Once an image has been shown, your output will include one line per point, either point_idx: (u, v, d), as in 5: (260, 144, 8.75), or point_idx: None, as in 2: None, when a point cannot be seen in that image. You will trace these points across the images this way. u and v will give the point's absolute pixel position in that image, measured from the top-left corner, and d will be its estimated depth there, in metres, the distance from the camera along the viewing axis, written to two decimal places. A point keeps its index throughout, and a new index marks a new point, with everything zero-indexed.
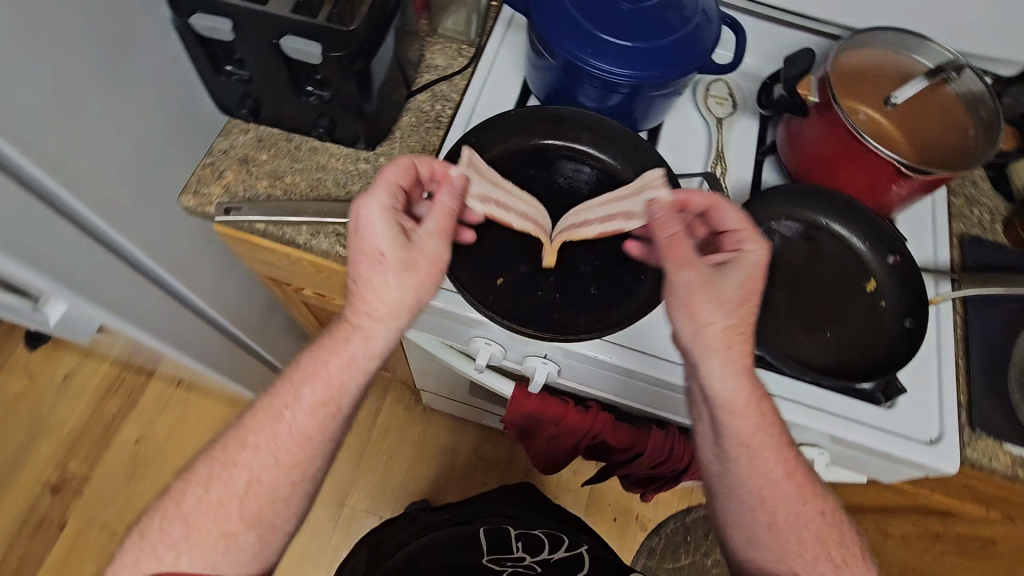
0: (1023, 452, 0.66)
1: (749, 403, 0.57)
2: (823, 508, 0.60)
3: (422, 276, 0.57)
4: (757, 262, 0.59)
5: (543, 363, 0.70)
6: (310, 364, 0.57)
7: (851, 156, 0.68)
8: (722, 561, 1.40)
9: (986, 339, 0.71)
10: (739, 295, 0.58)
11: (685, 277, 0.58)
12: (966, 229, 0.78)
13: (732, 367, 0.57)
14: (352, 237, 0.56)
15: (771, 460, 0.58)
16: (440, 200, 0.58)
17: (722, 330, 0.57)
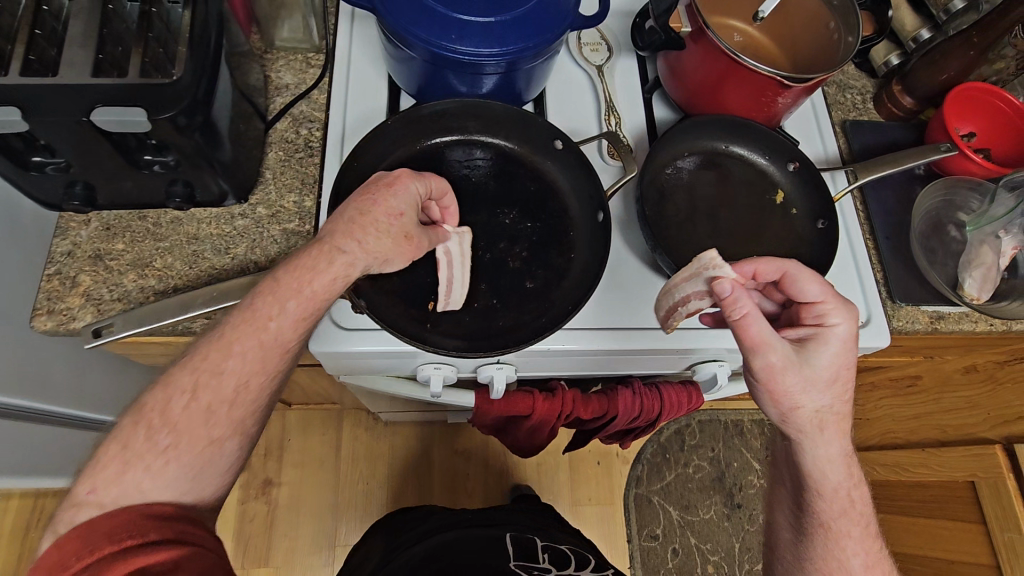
0: (938, 308, 0.72)
1: (837, 485, 0.60)
2: None
3: (402, 254, 0.54)
4: (845, 336, 0.56)
5: (498, 368, 0.66)
6: (297, 280, 0.51)
7: (735, 78, 0.67)
8: (702, 465, 1.49)
9: (885, 216, 0.75)
10: (831, 373, 0.56)
11: (768, 360, 0.54)
12: (845, 115, 0.82)
13: (827, 448, 0.59)
14: (380, 186, 0.54)
15: (846, 547, 0.61)
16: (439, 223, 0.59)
17: (813, 412, 0.57)
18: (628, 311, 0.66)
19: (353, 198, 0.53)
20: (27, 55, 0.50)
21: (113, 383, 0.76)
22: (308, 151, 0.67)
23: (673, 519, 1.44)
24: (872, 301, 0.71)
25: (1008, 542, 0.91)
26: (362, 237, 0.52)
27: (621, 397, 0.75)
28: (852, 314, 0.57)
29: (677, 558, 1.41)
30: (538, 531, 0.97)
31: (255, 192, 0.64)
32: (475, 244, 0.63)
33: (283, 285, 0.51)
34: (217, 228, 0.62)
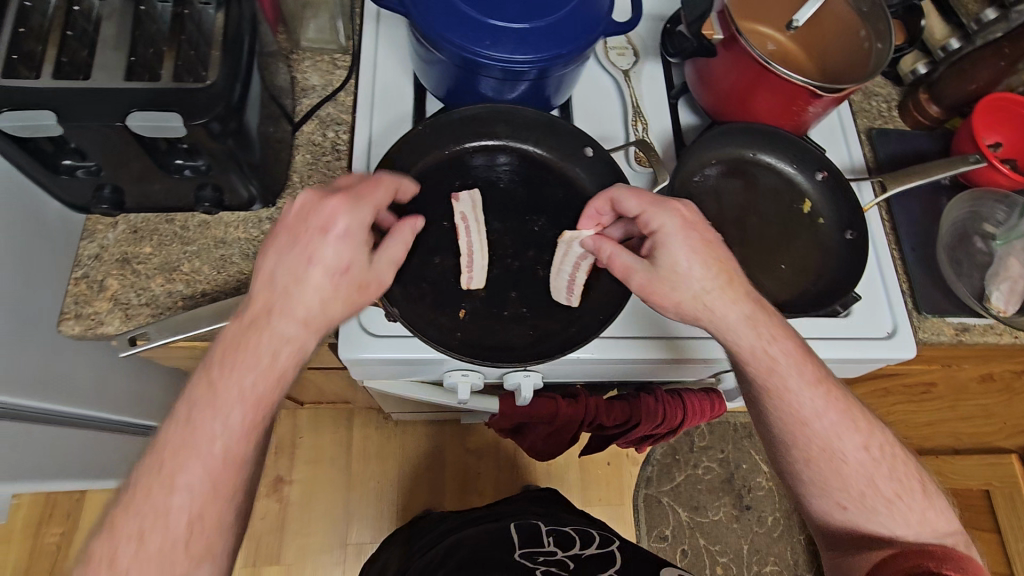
0: (965, 320, 0.71)
1: (756, 348, 0.57)
2: (868, 443, 0.59)
3: (365, 300, 0.53)
4: (677, 227, 0.56)
5: (525, 375, 0.66)
6: (246, 361, 0.50)
7: (766, 86, 0.67)
8: (711, 466, 1.50)
9: (911, 226, 0.75)
10: (692, 261, 0.56)
11: (636, 283, 0.57)
12: (871, 123, 0.82)
13: (733, 315, 0.57)
14: (310, 222, 0.51)
15: (802, 400, 0.58)
16: (402, 240, 0.55)
17: (700, 299, 0.56)
18: (660, 320, 0.65)
19: (292, 248, 0.50)
20: (59, 57, 0.49)
21: (135, 385, 0.76)
22: (336, 154, 0.67)
23: (682, 520, 1.45)
24: (898, 312, 0.71)
25: None
26: (309, 299, 0.50)
27: (647, 405, 0.75)
28: (675, 205, 0.57)
29: (686, 559, 1.42)
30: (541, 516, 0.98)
31: (283, 196, 0.64)
32: (504, 251, 0.62)
33: (234, 371, 0.49)
34: (245, 232, 0.61)
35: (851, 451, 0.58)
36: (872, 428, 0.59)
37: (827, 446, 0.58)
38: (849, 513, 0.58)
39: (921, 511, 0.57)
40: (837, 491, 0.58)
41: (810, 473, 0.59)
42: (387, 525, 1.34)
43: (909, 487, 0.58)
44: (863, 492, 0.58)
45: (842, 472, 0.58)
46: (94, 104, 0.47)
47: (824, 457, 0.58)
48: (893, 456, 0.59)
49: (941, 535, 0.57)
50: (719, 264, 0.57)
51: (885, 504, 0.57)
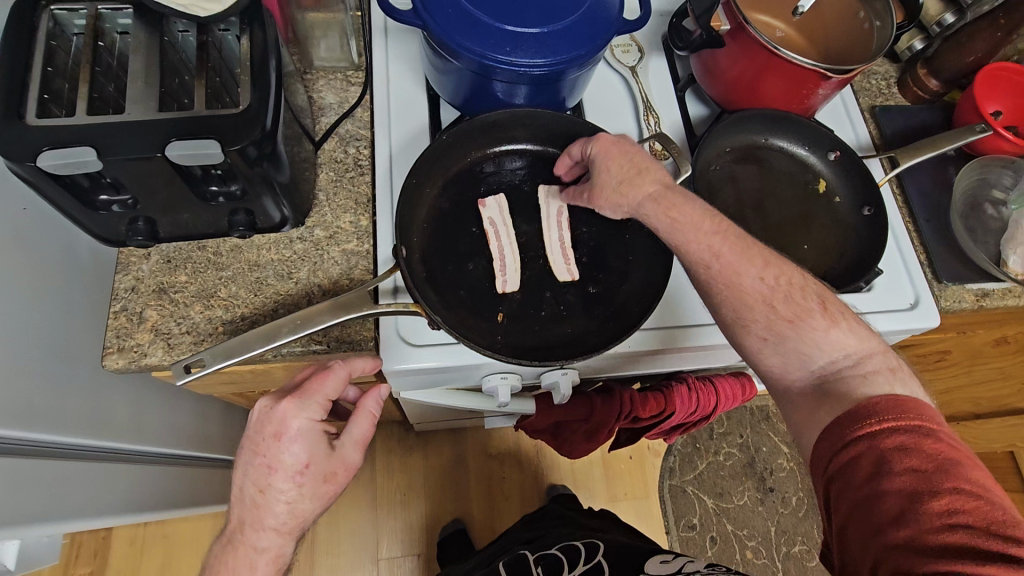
0: (983, 286, 0.73)
1: (662, 213, 0.58)
2: (762, 272, 0.55)
3: (335, 487, 0.56)
4: (604, 146, 0.60)
5: (563, 373, 0.66)
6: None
7: (775, 72, 0.68)
8: (732, 452, 1.51)
9: (922, 197, 0.77)
10: (607, 157, 0.60)
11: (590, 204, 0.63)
12: (873, 101, 0.84)
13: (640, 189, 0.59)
14: (258, 436, 0.53)
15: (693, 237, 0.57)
16: (363, 417, 0.57)
17: (619, 181, 0.59)
18: (692, 308, 0.66)
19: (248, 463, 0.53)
20: (90, 92, 0.49)
21: (170, 416, 0.75)
22: (359, 170, 0.67)
23: (708, 508, 1.46)
24: (919, 283, 0.72)
25: None
26: (275, 512, 0.54)
27: (680, 393, 0.76)
28: (603, 137, 0.61)
29: (715, 547, 1.43)
30: (528, 544, 1.03)
31: (311, 214, 0.64)
32: (534, 252, 0.63)
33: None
34: (278, 253, 0.61)
35: (749, 282, 0.55)
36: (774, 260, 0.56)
37: (728, 279, 0.56)
38: (766, 348, 0.55)
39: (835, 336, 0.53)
40: (750, 324, 0.55)
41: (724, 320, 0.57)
42: (416, 538, 1.34)
43: (811, 309, 0.54)
44: (774, 320, 0.54)
45: (749, 306, 0.55)
46: (131, 138, 0.47)
47: (730, 290, 0.56)
48: (791, 285, 0.55)
49: (855, 356, 0.52)
50: (647, 167, 0.60)
51: (801, 342, 0.53)
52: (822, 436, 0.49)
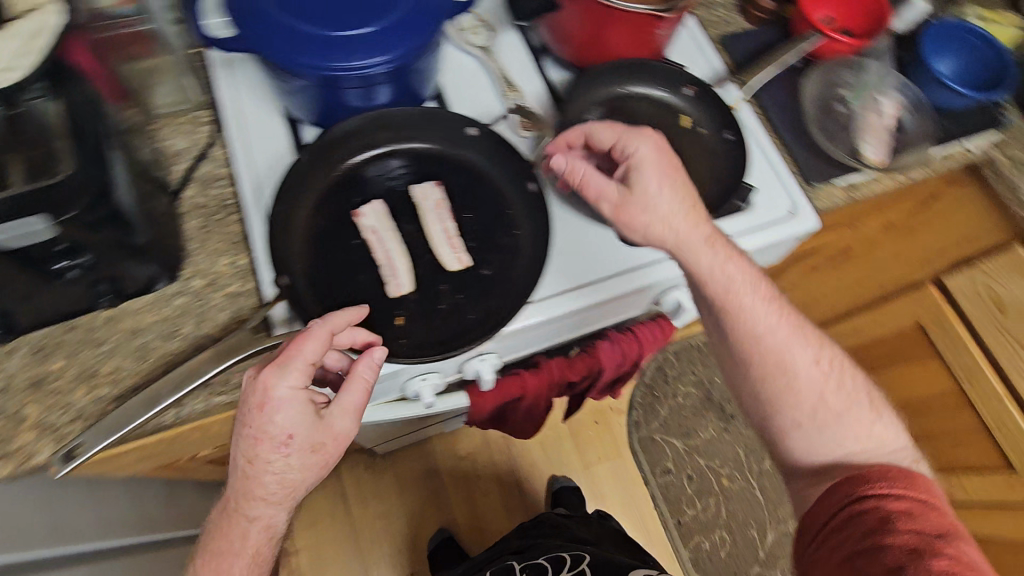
0: (848, 179, 0.78)
1: (716, 263, 0.63)
2: (818, 357, 0.66)
3: (324, 459, 0.54)
4: (654, 156, 0.62)
5: (481, 359, 0.66)
6: (217, 563, 0.55)
7: (615, 22, 0.71)
8: (689, 390, 1.58)
9: (781, 109, 0.81)
10: (659, 177, 0.61)
11: (608, 212, 0.63)
12: (720, 31, 0.87)
13: (686, 222, 0.62)
14: (248, 410, 0.51)
15: (749, 317, 0.64)
16: (355, 388, 0.54)
17: (666, 208, 0.62)
18: (587, 267, 0.68)
19: (238, 435, 0.52)
20: None
21: (97, 512, 0.71)
22: (227, 209, 0.65)
23: (679, 449, 1.51)
24: (793, 191, 0.77)
25: (963, 362, 1.00)
26: (264, 485, 0.53)
27: (607, 349, 0.78)
28: (649, 135, 0.62)
29: (693, 483, 1.48)
30: (518, 554, 1.09)
31: (185, 266, 0.61)
32: (423, 249, 0.63)
33: None
34: (157, 314, 0.59)
35: (804, 371, 0.65)
36: (821, 343, 0.67)
37: (767, 351, 0.64)
38: (785, 402, 0.65)
39: (843, 403, 0.65)
40: (793, 409, 0.65)
41: (756, 371, 0.66)
42: (406, 558, 1.33)
43: (842, 397, 0.65)
44: (810, 417, 0.65)
45: (788, 369, 0.65)
46: None
47: (772, 355, 0.64)
48: (838, 369, 0.66)
49: (890, 448, 0.64)
50: (691, 197, 0.63)
51: (814, 392, 0.65)
52: (828, 496, 0.60)
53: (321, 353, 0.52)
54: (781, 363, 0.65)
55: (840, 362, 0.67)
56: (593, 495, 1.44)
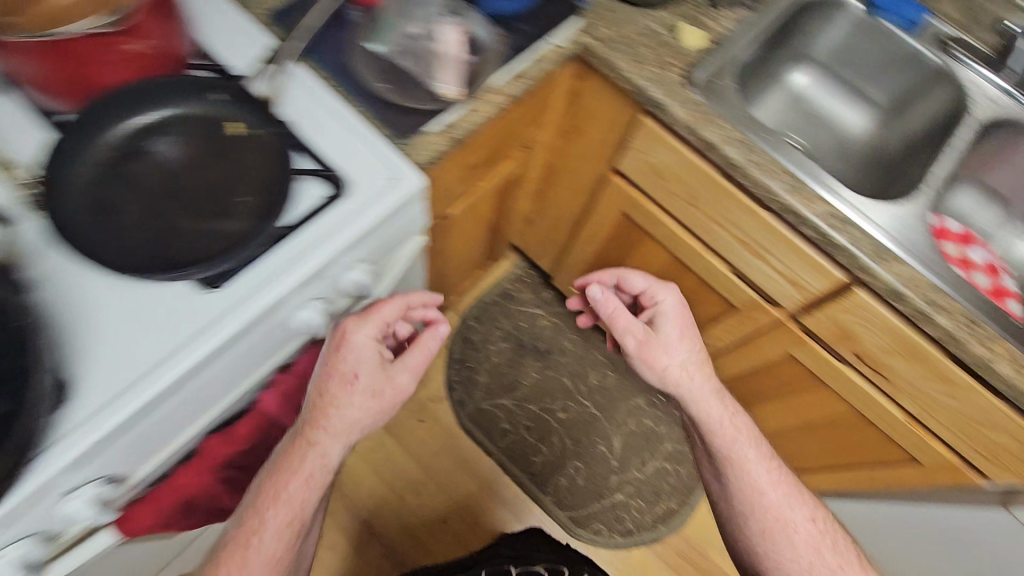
0: (440, 123, 0.74)
1: (724, 418, 0.89)
2: (812, 516, 0.87)
3: (381, 402, 0.72)
4: (674, 306, 0.96)
5: (73, 497, 0.56)
6: (277, 488, 0.71)
7: (76, 53, 0.62)
8: (502, 346, 1.58)
9: (347, 76, 0.75)
10: (677, 333, 0.93)
11: (636, 346, 0.92)
12: (266, 8, 0.78)
13: (726, 412, 0.90)
14: (331, 353, 0.70)
15: (768, 480, 0.87)
16: (415, 352, 0.75)
17: (677, 367, 0.90)
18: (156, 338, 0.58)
19: (329, 348, 0.70)
20: None
21: None
22: None
23: (510, 407, 1.52)
24: (380, 155, 0.71)
25: (663, 234, 1.05)
26: (345, 414, 0.70)
27: (243, 423, 0.69)
28: (672, 291, 0.97)
29: (534, 432, 1.50)
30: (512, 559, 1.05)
31: None
32: None
33: None
34: None
35: (801, 527, 0.85)
36: (814, 505, 0.88)
37: (777, 515, 0.85)
38: (782, 550, 0.84)
39: (833, 557, 0.84)
40: (789, 549, 0.84)
41: (762, 526, 0.86)
42: None
43: (846, 558, 0.85)
44: (806, 567, 0.83)
45: (789, 531, 0.85)
46: None
47: (775, 523, 0.85)
48: (831, 532, 0.86)
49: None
50: (700, 346, 0.92)
51: (813, 549, 0.84)
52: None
53: (397, 311, 0.75)
54: (783, 523, 0.85)
55: (834, 529, 0.87)
56: (444, 491, 1.42)
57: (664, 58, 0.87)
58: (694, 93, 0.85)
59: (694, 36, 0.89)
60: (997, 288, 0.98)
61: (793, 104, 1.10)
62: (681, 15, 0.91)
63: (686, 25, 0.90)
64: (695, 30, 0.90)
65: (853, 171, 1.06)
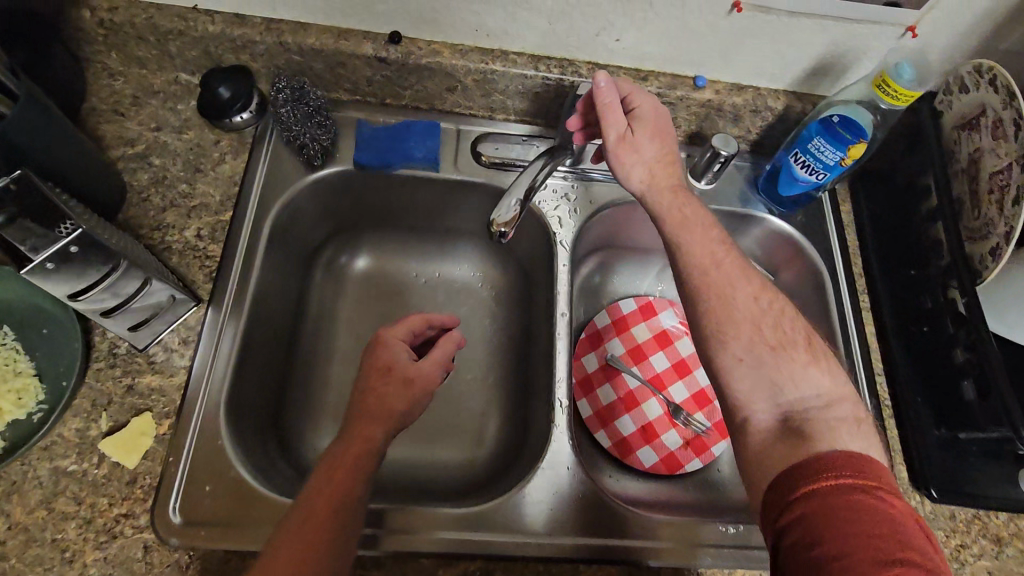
0: None
1: (674, 212, 0.61)
2: (755, 291, 0.57)
3: (413, 394, 0.54)
4: (658, 113, 0.63)
5: None
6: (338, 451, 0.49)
7: None
8: None
9: None
10: (657, 136, 0.63)
11: (613, 139, 0.61)
12: None
13: (682, 199, 0.61)
14: (372, 351, 0.58)
15: (728, 264, 0.58)
16: (440, 346, 0.60)
17: (654, 179, 0.62)
18: None
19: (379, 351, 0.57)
20: None
21: None
22: None
23: None
24: None
25: None
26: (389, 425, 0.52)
27: None
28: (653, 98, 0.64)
29: None
30: None
31: None
32: None
33: None
34: None
35: (741, 296, 0.57)
36: (766, 287, 0.58)
37: (720, 292, 0.57)
38: (735, 353, 0.55)
39: (766, 326, 0.55)
40: (731, 339, 0.55)
41: (705, 303, 0.57)
42: None
43: (796, 342, 0.55)
44: (757, 351, 0.54)
45: (730, 306, 0.56)
46: None
47: (720, 304, 0.56)
48: (782, 313, 0.56)
49: (825, 388, 0.53)
50: (670, 153, 0.63)
51: (752, 318, 0.55)
52: (777, 477, 0.48)
53: (420, 323, 0.63)
54: (722, 293, 0.57)
55: (782, 306, 0.57)
56: None
57: (106, 515, 0.53)
58: (177, 549, 0.52)
59: (131, 442, 0.55)
60: (678, 364, 0.83)
61: (378, 291, 0.79)
62: (94, 408, 0.56)
63: (114, 420, 0.56)
64: (130, 424, 0.55)
65: (493, 326, 0.80)
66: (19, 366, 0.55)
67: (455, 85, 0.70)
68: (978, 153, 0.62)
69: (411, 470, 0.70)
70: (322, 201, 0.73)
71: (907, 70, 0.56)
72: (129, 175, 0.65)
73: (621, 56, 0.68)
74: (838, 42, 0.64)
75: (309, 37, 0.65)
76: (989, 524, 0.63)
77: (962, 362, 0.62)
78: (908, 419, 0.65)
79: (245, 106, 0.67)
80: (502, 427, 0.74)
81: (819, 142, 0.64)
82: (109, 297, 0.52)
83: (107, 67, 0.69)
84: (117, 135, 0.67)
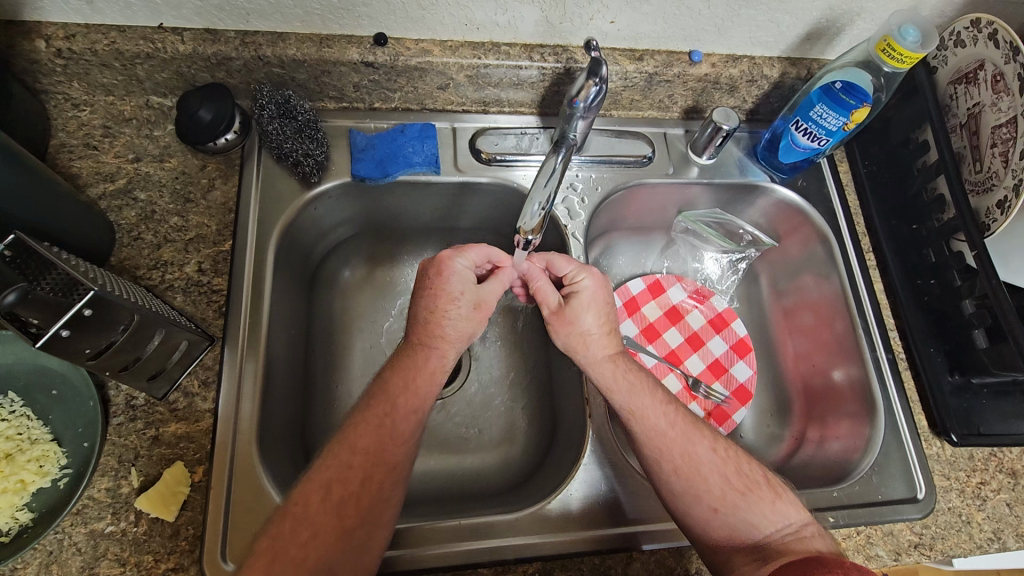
0: None
1: (619, 376, 0.59)
2: (715, 445, 0.57)
3: (481, 321, 0.59)
4: (595, 295, 0.61)
5: None
6: (402, 379, 0.54)
7: None
8: None
9: None
10: (598, 317, 0.61)
11: (550, 315, 0.61)
12: None
13: (624, 372, 0.59)
14: (435, 278, 0.58)
15: (696, 439, 0.56)
16: (496, 284, 0.61)
17: (604, 349, 0.60)
18: None
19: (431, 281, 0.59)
20: None
21: None
22: None
23: None
24: None
25: None
26: (449, 356, 0.57)
27: None
28: (597, 274, 0.62)
29: None
30: None
31: None
32: None
33: None
34: None
35: (705, 454, 0.56)
36: (718, 438, 0.58)
37: (684, 451, 0.55)
38: (700, 503, 0.54)
39: (716, 472, 0.55)
40: (701, 492, 0.54)
41: (669, 464, 0.55)
42: None
43: (758, 481, 0.55)
44: (705, 473, 0.55)
45: (692, 462, 0.55)
46: None
47: (687, 464, 0.55)
48: (734, 455, 0.57)
49: (794, 522, 0.53)
50: (609, 330, 0.61)
51: (722, 478, 0.55)
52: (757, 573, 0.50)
53: (483, 257, 0.61)
54: (686, 454, 0.55)
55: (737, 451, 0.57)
56: None
57: (154, 572, 0.51)
58: None
59: (168, 494, 0.53)
60: (692, 337, 0.80)
61: (387, 299, 0.77)
62: (122, 464, 0.53)
63: (145, 474, 0.54)
64: (163, 476, 0.53)
65: (508, 323, 0.79)
66: (34, 433, 0.52)
67: (447, 82, 0.67)
68: (977, 108, 0.64)
69: (448, 478, 0.70)
70: (322, 216, 0.70)
71: (911, 32, 0.56)
72: (114, 213, 0.61)
73: (616, 38, 0.66)
74: (833, 7, 0.63)
75: (291, 48, 0.61)
76: (1005, 458, 0.66)
77: (971, 313, 0.64)
78: (921, 366, 0.68)
79: (229, 126, 0.63)
80: (530, 422, 0.74)
81: (821, 108, 0.64)
82: (127, 353, 0.49)
83: (69, 97, 0.64)
84: (94, 170, 0.62)
